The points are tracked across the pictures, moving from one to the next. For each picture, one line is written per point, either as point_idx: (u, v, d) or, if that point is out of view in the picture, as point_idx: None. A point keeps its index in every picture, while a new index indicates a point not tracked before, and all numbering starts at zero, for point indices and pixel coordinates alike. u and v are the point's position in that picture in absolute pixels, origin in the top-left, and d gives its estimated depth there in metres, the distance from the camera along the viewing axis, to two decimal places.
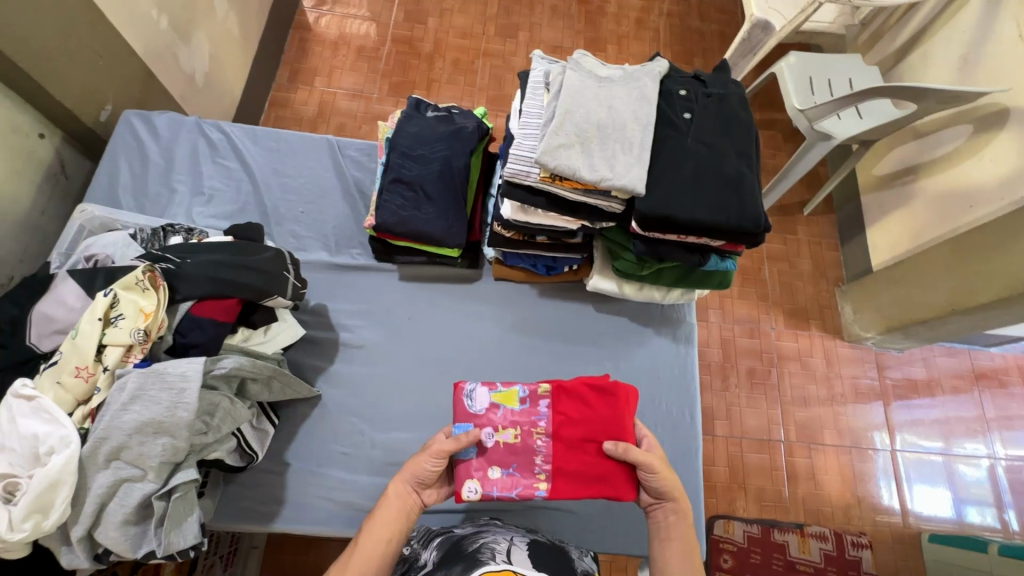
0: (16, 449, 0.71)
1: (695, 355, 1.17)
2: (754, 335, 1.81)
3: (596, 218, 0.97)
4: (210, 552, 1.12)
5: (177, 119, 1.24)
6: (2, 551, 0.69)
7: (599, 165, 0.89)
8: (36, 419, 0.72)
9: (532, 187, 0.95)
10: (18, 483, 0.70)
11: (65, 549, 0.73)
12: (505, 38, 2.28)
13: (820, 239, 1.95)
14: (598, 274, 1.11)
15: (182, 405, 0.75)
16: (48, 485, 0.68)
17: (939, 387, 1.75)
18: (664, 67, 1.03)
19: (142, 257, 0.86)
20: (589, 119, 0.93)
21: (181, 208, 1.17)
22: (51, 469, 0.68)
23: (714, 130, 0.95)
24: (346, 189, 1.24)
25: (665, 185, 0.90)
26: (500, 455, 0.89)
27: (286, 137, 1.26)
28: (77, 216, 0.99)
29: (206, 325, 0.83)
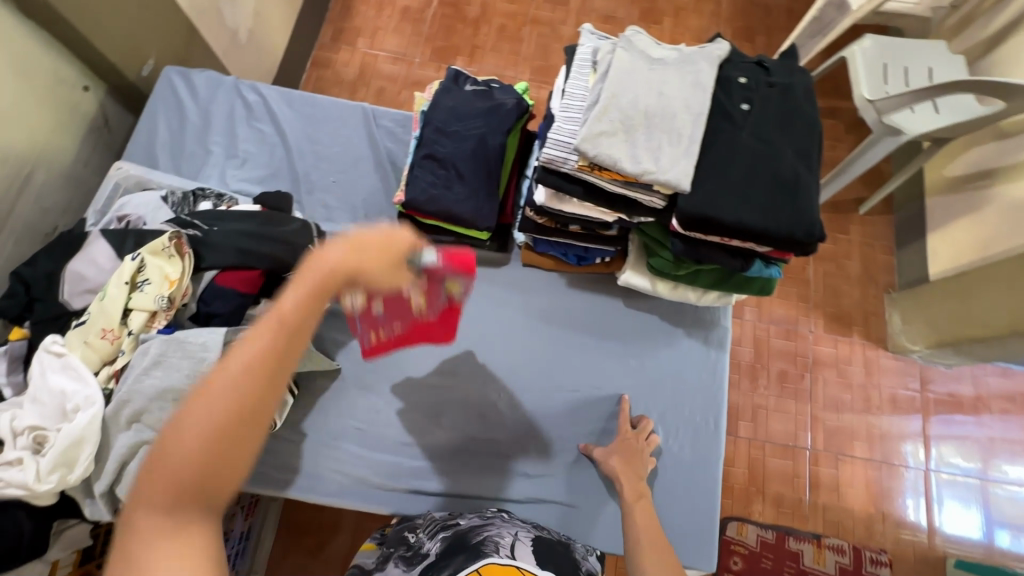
0: (44, 403, 0.74)
1: (726, 361, 1.12)
2: (791, 338, 1.73)
3: (635, 212, 0.91)
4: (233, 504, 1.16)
5: (215, 79, 1.23)
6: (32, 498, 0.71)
7: (642, 157, 0.84)
8: (65, 376, 0.74)
9: (569, 174, 0.90)
10: (46, 436, 0.72)
11: (87, 501, 0.75)
12: (556, 5, 2.17)
13: (875, 241, 1.82)
14: (630, 269, 1.06)
15: (200, 374, 0.75)
16: (74, 440, 0.71)
17: (987, 408, 1.64)
18: (724, 50, 0.94)
19: (172, 222, 0.86)
20: (636, 106, 0.86)
21: (215, 169, 1.17)
22: (76, 426, 0.71)
23: (773, 125, 0.87)
24: (378, 161, 1.21)
25: (712, 182, 0.84)
26: (391, 302, 0.74)
27: (321, 102, 1.23)
28: (113, 173, 1.00)
29: (229, 296, 0.83)
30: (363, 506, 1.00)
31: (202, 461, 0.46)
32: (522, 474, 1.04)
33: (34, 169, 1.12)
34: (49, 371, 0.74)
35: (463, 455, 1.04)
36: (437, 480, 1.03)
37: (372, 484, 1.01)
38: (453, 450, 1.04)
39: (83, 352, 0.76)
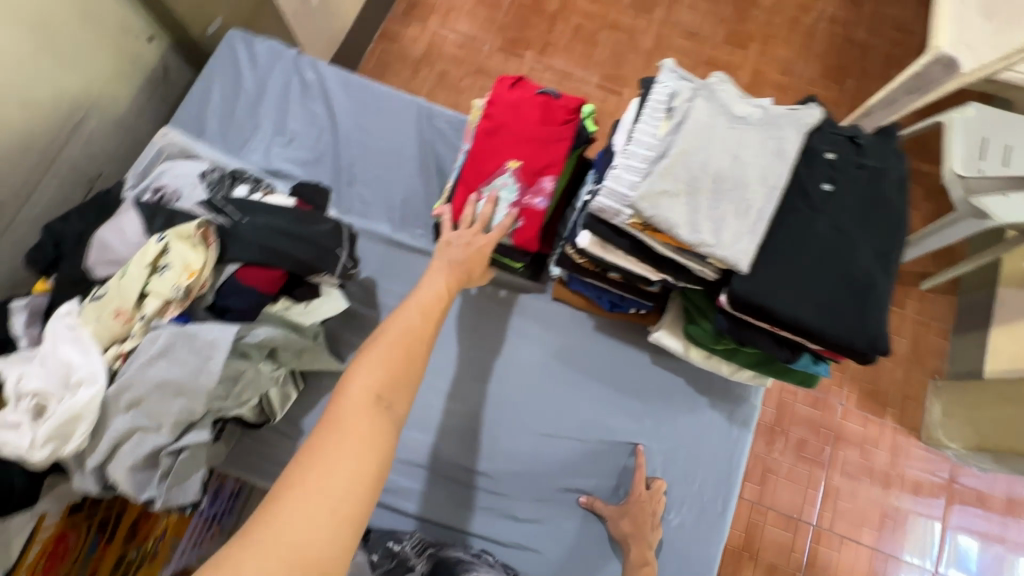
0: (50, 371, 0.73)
1: (747, 444, 1.05)
2: (817, 406, 1.64)
3: (682, 278, 0.84)
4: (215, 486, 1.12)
5: (277, 49, 1.20)
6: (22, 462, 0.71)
7: (702, 227, 0.76)
8: (75, 347, 0.74)
9: (619, 226, 0.83)
10: (46, 404, 0.72)
11: (77, 473, 0.75)
12: (638, 13, 2.06)
13: (931, 322, 1.69)
14: (665, 329, 0.99)
15: (205, 372, 0.74)
16: (71, 416, 0.70)
17: (1014, 519, 1.52)
18: (816, 117, 0.85)
19: (205, 205, 0.84)
20: (706, 168, 0.79)
21: (261, 144, 1.14)
22: (77, 402, 0.71)
23: (855, 214, 0.79)
24: (425, 162, 1.16)
25: (774, 267, 0.76)
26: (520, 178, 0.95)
27: (377, 90, 1.18)
28: (159, 138, 0.99)
29: (247, 293, 0.81)
30: None
31: (387, 376, 0.63)
32: (512, 516, 1.00)
33: (85, 117, 1.12)
34: (62, 338, 0.73)
35: (455, 485, 1.01)
36: (424, 505, 1.00)
37: None
38: (447, 477, 1.01)
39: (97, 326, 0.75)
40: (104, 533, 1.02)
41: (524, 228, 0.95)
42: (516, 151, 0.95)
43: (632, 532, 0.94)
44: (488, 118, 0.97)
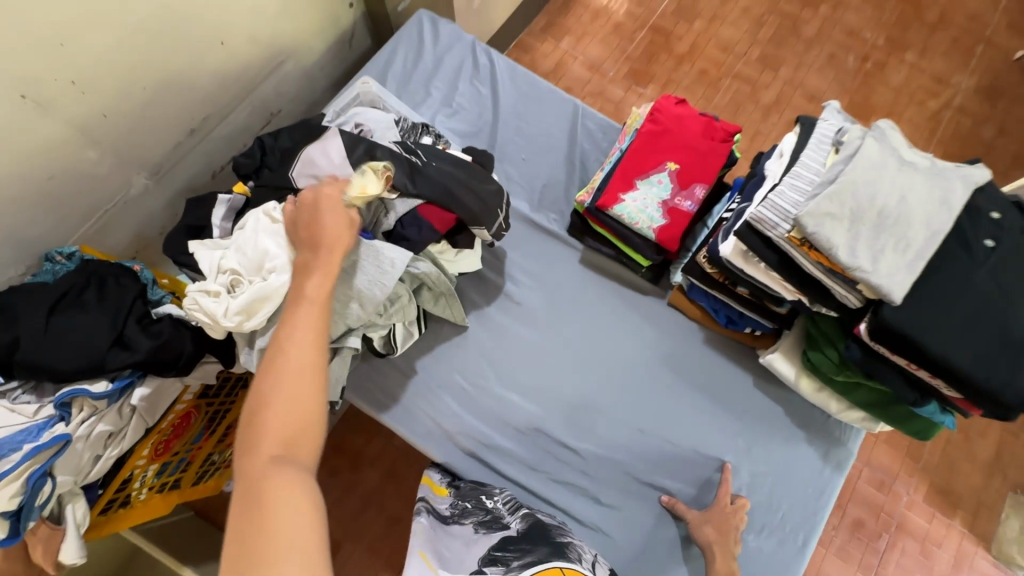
0: (247, 255, 0.84)
1: (838, 486, 1.04)
2: (882, 489, 1.61)
3: (822, 301, 0.87)
4: None
5: (457, 33, 1.32)
6: (210, 328, 0.82)
7: (861, 253, 0.79)
8: (272, 239, 0.84)
9: (772, 240, 0.87)
10: (240, 282, 0.82)
11: (246, 349, 0.85)
12: (765, 68, 2.10)
13: (1019, 433, 1.64)
14: (778, 353, 1.01)
15: (380, 284, 0.82)
16: (262, 296, 0.80)
17: None
18: (985, 177, 0.87)
19: (400, 144, 0.95)
20: (873, 201, 0.82)
21: (429, 111, 1.26)
22: (269, 284, 0.80)
23: (1016, 274, 0.80)
24: (570, 157, 1.24)
25: (926, 307, 0.78)
26: (678, 184, 1.03)
27: (539, 84, 1.29)
28: (359, 85, 1.10)
29: (423, 227, 0.90)
30: (439, 456, 1.05)
31: (282, 433, 0.65)
32: (595, 499, 1.03)
33: (285, 61, 1.27)
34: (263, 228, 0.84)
35: (545, 456, 1.05)
36: (514, 468, 1.05)
37: (455, 442, 1.05)
38: (539, 447, 1.05)
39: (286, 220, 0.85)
40: (209, 428, 1.18)
41: (668, 226, 1.02)
42: (676, 155, 1.04)
43: (716, 540, 0.96)
44: (653, 122, 1.07)
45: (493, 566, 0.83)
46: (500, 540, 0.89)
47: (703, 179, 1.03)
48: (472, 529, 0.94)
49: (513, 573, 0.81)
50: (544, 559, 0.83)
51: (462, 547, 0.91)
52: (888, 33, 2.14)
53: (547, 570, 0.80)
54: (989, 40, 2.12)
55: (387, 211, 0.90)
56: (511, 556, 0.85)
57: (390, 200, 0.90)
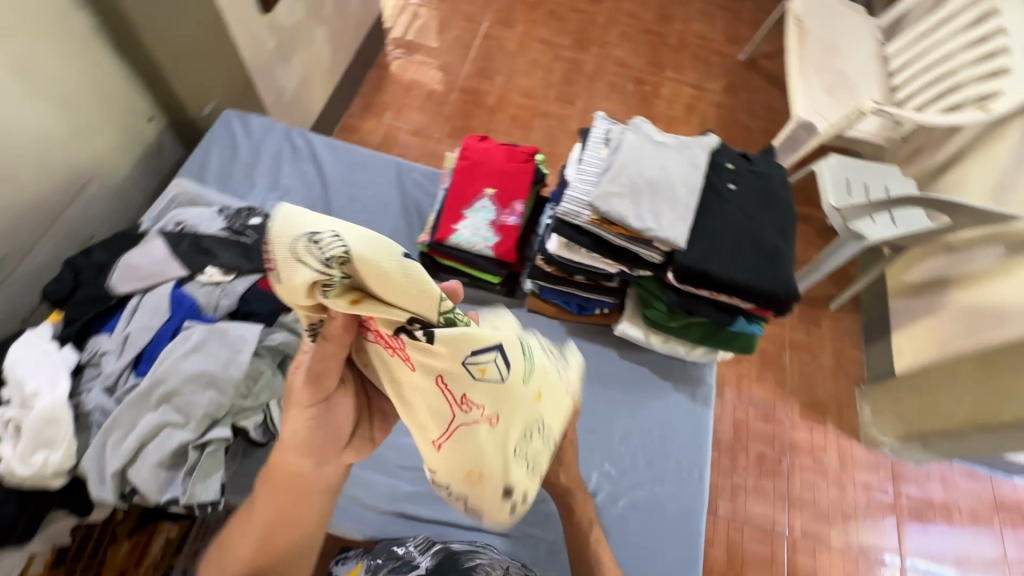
0: (11, 392, 0.76)
1: (711, 417, 1.19)
2: (768, 420, 1.83)
3: (636, 265, 1.04)
4: (196, 540, 1.13)
5: (269, 123, 1.38)
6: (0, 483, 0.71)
7: (646, 216, 0.97)
8: (31, 367, 0.78)
9: (581, 227, 1.03)
10: (13, 420, 0.74)
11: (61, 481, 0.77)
12: (564, 104, 2.44)
13: (844, 337, 2.00)
14: (627, 320, 1.17)
15: (235, 363, 0.83)
16: (48, 420, 0.74)
17: (956, 511, 1.74)
18: (715, 141, 1.12)
19: (226, 229, 0.96)
20: (643, 176, 1.01)
21: (258, 199, 1.29)
22: (51, 406, 0.75)
23: (756, 204, 1.04)
24: (406, 208, 1.34)
25: (704, 244, 0.98)
26: (501, 205, 1.16)
27: (361, 153, 1.39)
28: (173, 188, 1.14)
29: (268, 298, 0.91)
30: (353, 530, 1.02)
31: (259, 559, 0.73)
32: None
33: (89, 181, 1.22)
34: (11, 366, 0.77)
35: None
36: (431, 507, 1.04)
37: (367, 508, 1.03)
38: None
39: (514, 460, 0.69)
40: None
41: (502, 241, 1.14)
42: (492, 181, 1.18)
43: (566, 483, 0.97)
44: (465, 159, 1.21)
45: None
46: None
47: (519, 194, 1.18)
48: None
49: None
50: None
51: None
52: (647, 59, 2.63)
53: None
54: (718, 51, 2.70)
55: (225, 293, 0.90)
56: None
57: (227, 283, 0.91)
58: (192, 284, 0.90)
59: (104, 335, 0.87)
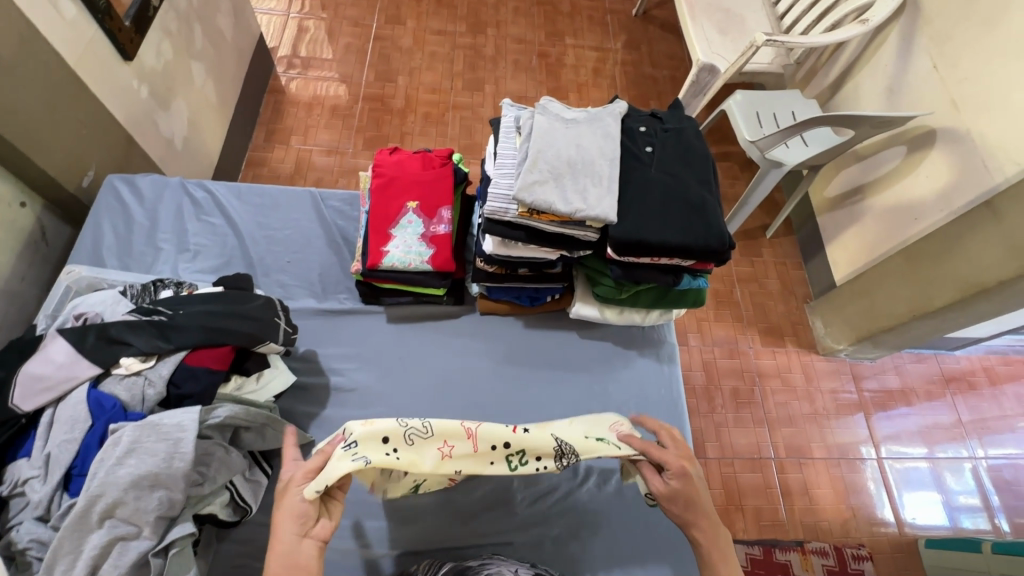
0: None
1: (679, 373, 1.21)
2: (734, 356, 1.90)
3: (575, 247, 1.03)
4: None
5: (160, 180, 1.27)
6: None
7: (573, 197, 0.95)
8: None
9: (512, 222, 1.00)
10: None
11: None
12: (473, 92, 2.38)
13: (784, 260, 2.09)
14: (580, 302, 1.16)
15: (178, 455, 0.74)
16: None
17: (913, 394, 1.88)
18: (623, 107, 1.11)
19: (134, 311, 0.87)
20: (561, 158, 0.99)
21: (168, 265, 1.19)
22: None
23: (674, 161, 1.04)
24: (331, 237, 1.27)
25: (635, 213, 0.98)
26: (428, 216, 1.13)
27: (269, 191, 1.30)
28: (64, 276, 1.03)
29: (200, 374, 0.84)
30: None
31: None
32: (512, 512, 1.04)
33: None
34: None
35: (446, 509, 1.02)
36: (427, 537, 1.00)
37: (360, 556, 0.98)
38: (438, 503, 1.03)
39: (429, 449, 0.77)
40: None
41: (437, 253, 1.10)
42: (412, 194, 1.14)
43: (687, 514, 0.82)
44: (379, 176, 1.16)
45: None
46: None
47: (444, 201, 1.14)
48: None
49: None
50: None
51: None
52: (545, 30, 2.60)
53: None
54: (612, 10, 2.70)
55: (149, 380, 0.82)
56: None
57: (149, 369, 0.83)
58: (110, 380, 0.82)
59: (22, 460, 0.78)
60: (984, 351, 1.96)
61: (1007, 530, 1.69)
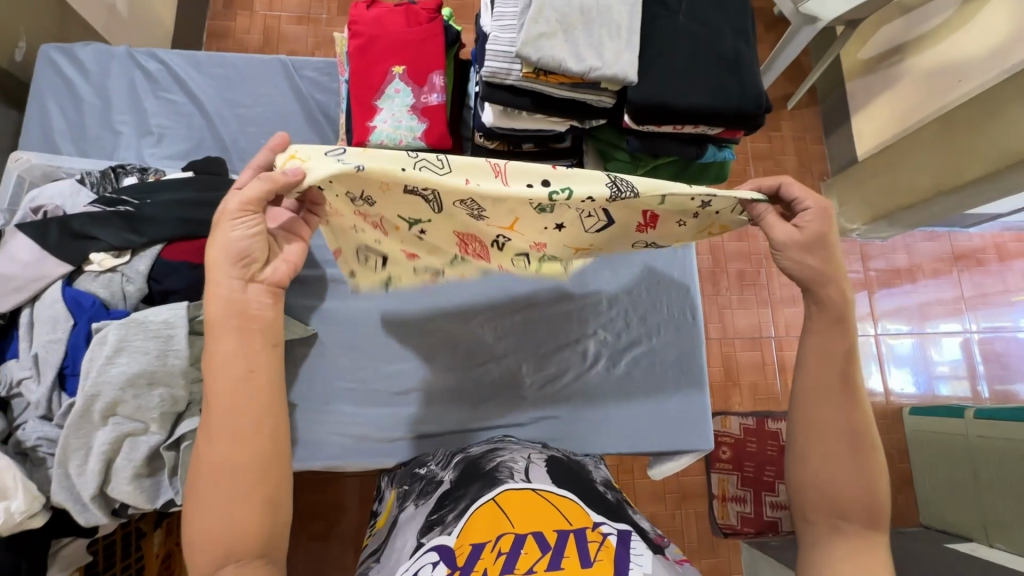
0: None
1: (693, 256, 1.15)
2: (744, 237, 1.83)
3: (587, 115, 0.91)
4: None
5: (104, 50, 1.10)
6: (23, 522, 0.68)
7: (585, 54, 0.81)
8: None
9: (515, 86, 0.87)
10: None
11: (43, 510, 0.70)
12: None
13: (806, 134, 1.93)
14: None
15: (171, 352, 0.71)
16: None
17: (920, 272, 1.85)
18: None
19: (95, 202, 0.78)
20: (571, 3, 0.82)
21: (131, 150, 1.06)
22: None
23: (705, 6, 0.88)
24: (310, 114, 1.13)
25: (658, 72, 0.84)
26: (417, 84, 0.98)
27: (233, 61, 1.13)
28: (13, 165, 0.91)
29: (181, 269, 0.76)
30: (367, 464, 0.99)
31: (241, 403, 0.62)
32: (520, 396, 1.04)
33: None
34: None
35: (454, 395, 1.03)
36: (436, 421, 1.01)
37: (372, 441, 0.99)
38: (445, 390, 1.03)
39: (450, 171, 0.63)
40: None
41: (431, 128, 0.98)
42: (397, 56, 0.98)
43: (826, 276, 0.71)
44: (357, 37, 0.99)
45: (430, 531, 0.67)
46: (436, 502, 0.72)
47: (435, 65, 0.98)
48: (414, 509, 0.76)
49: (454, 527, 0.65)
50: (476, 500, 0.68)
51: (406, 533, 0.73)
52: None
53: (479, 509, 0.65)
54: None
55: (127, 277, 0.75)
56: (446, 510, 0.69)
57: (125, 265, 0.76)
58: (85, 278, 0.75)
59: (11, 361, 0.74)
60: (1000, 227, 1.89)
61: (986, 395, 1.76)
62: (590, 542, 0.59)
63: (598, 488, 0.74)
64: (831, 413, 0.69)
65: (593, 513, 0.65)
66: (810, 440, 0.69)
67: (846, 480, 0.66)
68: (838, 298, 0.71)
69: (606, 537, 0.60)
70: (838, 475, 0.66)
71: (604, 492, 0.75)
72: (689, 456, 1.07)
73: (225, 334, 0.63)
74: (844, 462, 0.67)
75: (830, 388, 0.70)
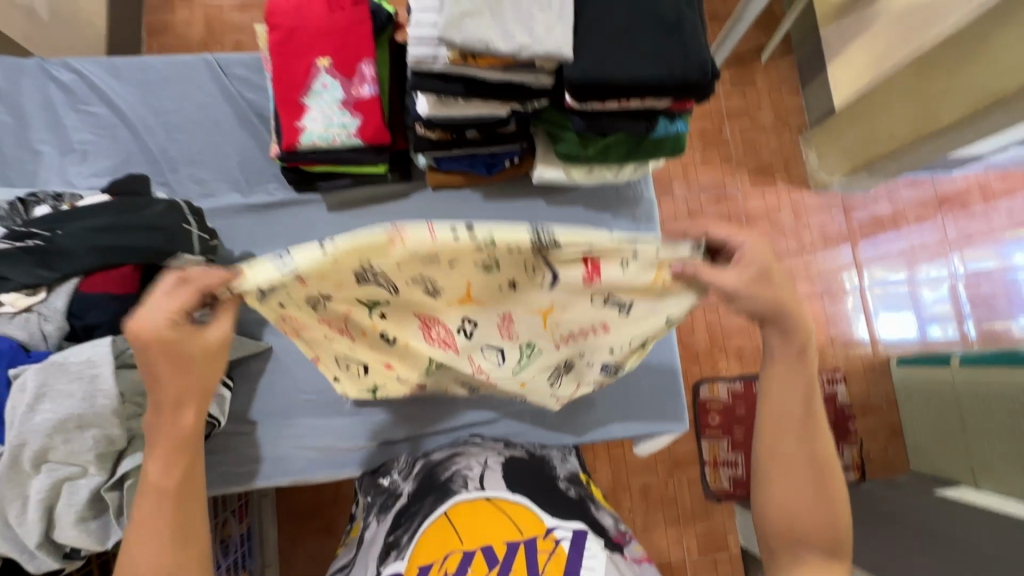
0: None
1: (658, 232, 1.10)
2: (721, 201, 1.78)
3: (526, 97, 0.85)
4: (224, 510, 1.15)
5: (11, 63, 1.02)
6: None
7: (515, 31, 0.74)
8: None
9: (445, 72, 0.81)
10: None
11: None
12: None
13: (780, 87, 1.86)
14: (542, 164, 0.99)
15: (99, 392, 0.68)
16: None
17: (904, 219, 1.80)
18: None
19: (4, 237, 0.73)
20: None
21: (53, 171, 1.00)
22: None
23: None
24: (243, 116, 1.07)
25: (596, 44, 0.78)
26: (344, 77, 0.91)
27: (154, 64, 1.05)
28: None
29: (102, 302, 0.74)
30: (337, 474, 0.97)
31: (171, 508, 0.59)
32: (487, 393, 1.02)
33: None
34: None
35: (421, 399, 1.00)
36: (403, 426, 0.98)
37: (340, 451, 0.97)
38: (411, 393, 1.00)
39: (373, 231, 0.54)
40: None
41: (365, 122, 0.92)
42: (321, 48, 0.91)
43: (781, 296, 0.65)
44: (276, 29, 0.92)
45: (386, 557, 0.64)
46: (392, 519, 0.71)
47: (363, 54, 0.92)
48: (374, 524, 0.74)
49: (406, 550, 0.63)
50: (429, 516, 0.66)
51: (367, 548, 0.71)
52: None
53: (431, 527, 0.63)
54: None
55: (45, 316, 0.72)
56: (401, 531, 0.67)
57: (41, 303, 0.72)
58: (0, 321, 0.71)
59: None
60: (984, 167, 1.84)
61: (974, 338, 1.75)
62: (539, 553, 0.57)
63: (559, 487, 0.72)
64: (796, 449, 0.67)
65: (547, 517, 0.63)
66: (773, 474, 0.67)
67: (810, 519, 0.65)
68: (799, 328, 0.67)
69: (558, 545, 0.58)
70: (803, 511, 0.65)
71: (566, 489, 0.73)
72: (664, 438, 1.06)
73: (158, 443, 0.59)
74: (804, 496, 0.66)
75: (794, 423, 0.68)
